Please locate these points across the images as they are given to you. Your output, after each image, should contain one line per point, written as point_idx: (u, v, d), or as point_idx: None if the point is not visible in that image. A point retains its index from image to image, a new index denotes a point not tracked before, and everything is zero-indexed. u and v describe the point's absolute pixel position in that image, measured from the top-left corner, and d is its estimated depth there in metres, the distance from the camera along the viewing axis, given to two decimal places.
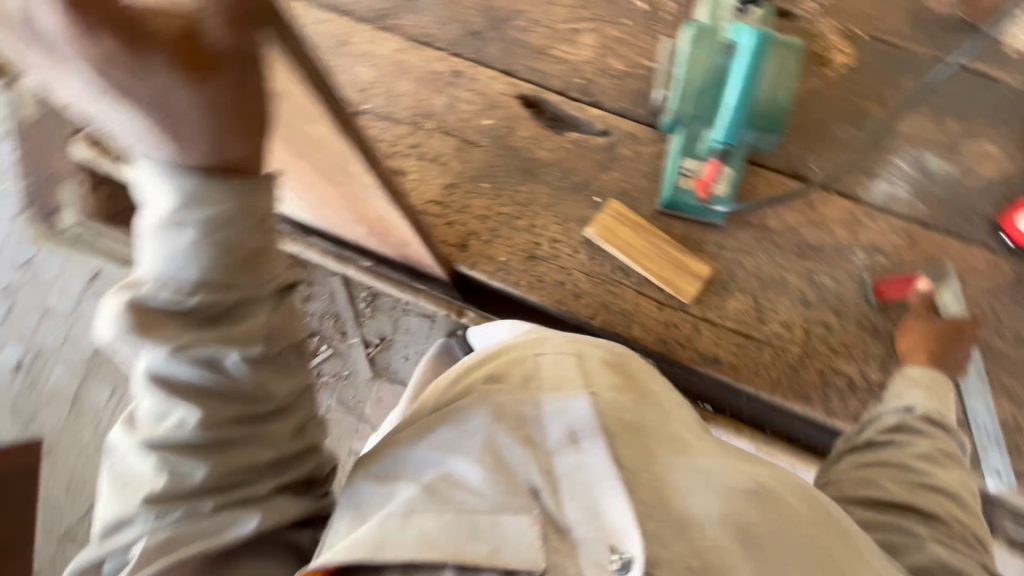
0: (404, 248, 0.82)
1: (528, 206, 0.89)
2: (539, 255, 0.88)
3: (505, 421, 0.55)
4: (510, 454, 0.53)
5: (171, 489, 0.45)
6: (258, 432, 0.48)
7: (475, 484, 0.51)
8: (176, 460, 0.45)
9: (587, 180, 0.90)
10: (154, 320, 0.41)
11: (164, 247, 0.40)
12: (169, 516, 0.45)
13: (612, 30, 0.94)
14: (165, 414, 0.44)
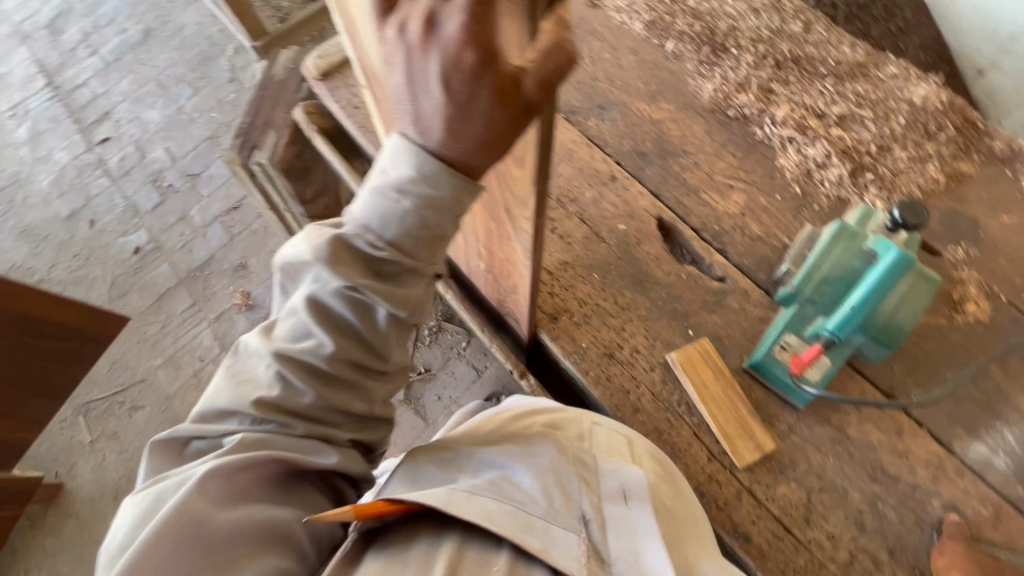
0: (508, 296, 0.89)
1: (625, 310, 0.95)
2: (617, 357, 0.92)
3: (566, 464, 0.67)
4: (569, 483, 0.64)
5: (282, 401, 0.57)
6: (356, 384, 0.61)
7: (534, 494, 0.61)
8: (295, 380, 0.57)
9: (686, 312, 0.94)
10: (347, 270, 0.54)
11: (377, 220, 0.52)
12: (269, 423, 0.57)
13: (761, 198, 1.02)
14: (305, 340, 0.57)
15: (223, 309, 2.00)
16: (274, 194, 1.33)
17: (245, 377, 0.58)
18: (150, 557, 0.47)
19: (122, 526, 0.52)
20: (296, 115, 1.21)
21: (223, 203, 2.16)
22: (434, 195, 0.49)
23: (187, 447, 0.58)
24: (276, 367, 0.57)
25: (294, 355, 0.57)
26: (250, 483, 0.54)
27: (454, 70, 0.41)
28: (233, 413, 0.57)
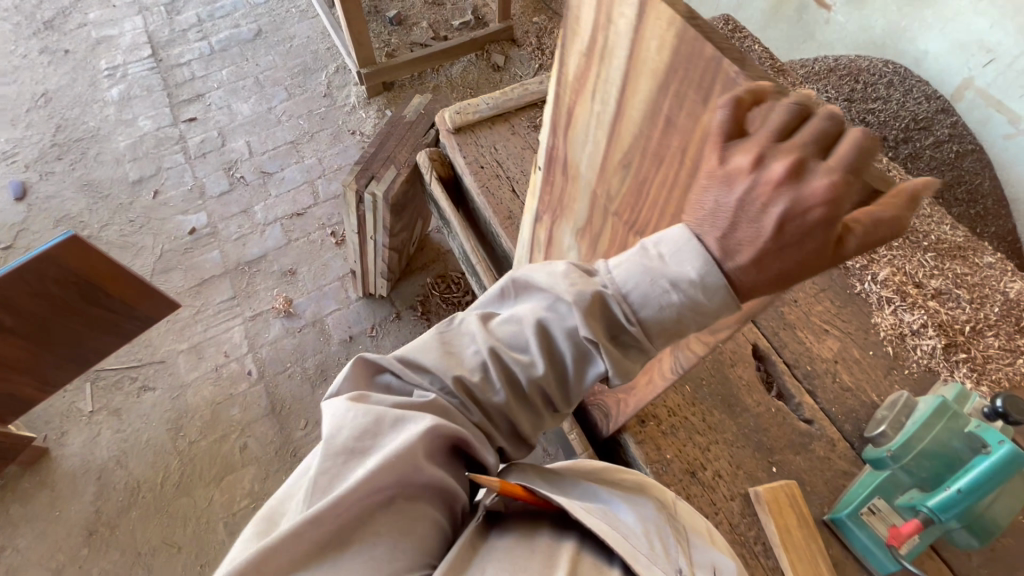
0: (610, 392, 0.92)
1: (712, 429, 0.95)
2: (698, 477, 0.91)
3: (671, 525, 0.64)
4: (669, 541, 0.60)
5: (478, 389, 0.59)
6: (532, 410, 0.63)
7: (642, 531, 0.59)
8: (496, 381, 0.59)
9: (771, 447, 0.94)
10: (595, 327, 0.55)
11: (637, 285, 0.53)
12: (455, 398, 0.59)
13: (854, 351, 1.04)
14: (523, 360, 0.59)
15: (260, 309, 1.98)
16: (369, 222, 1.36)
17: (454, 351, 0.60)
18: (376, 483, 0.49)
19: (332, 433, 0.52)
20: (419, 158, 1.25)
21: (288, 207, 2.19)
22: (699, 303, 0.52)
23: (379, 382, 0.60)
24: (487, 368, 0.59)
25: (507, 364, 0.59)
26: (444, 449, 0.56)
27: (796, 219, 0.44)
28: (434, 374, 0.59)
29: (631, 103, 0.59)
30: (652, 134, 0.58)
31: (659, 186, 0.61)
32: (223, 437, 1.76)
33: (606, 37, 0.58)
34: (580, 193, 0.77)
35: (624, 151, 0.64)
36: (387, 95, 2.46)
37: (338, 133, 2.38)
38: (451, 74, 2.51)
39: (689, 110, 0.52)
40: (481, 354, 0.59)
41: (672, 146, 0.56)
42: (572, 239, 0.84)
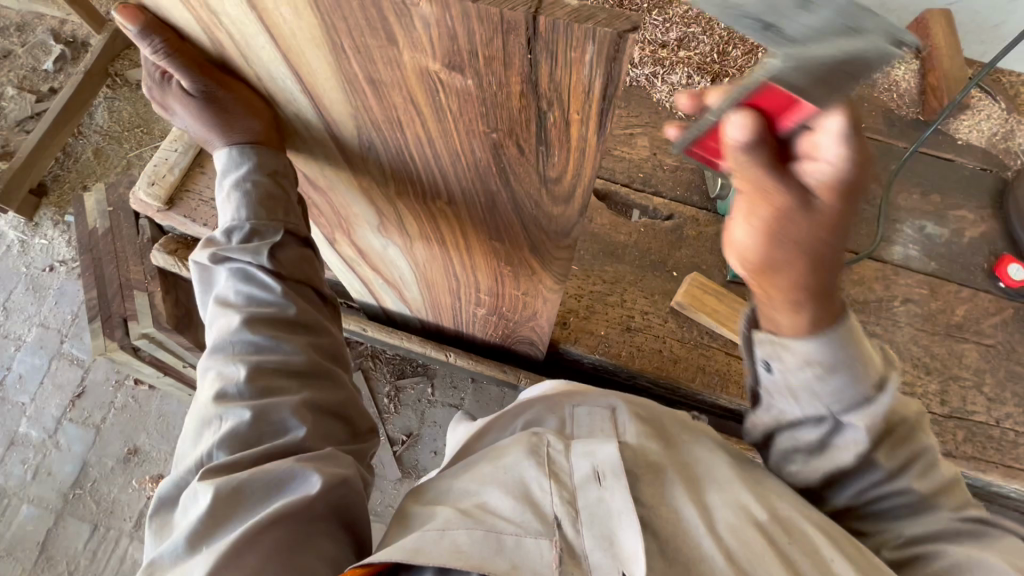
0: (522, 327, 0.84)
1: (615, 282, 0.99)
2: (635, 326, 0.96)
3: (541, 455, 0.50)
4: (542, 484, 0.47)
5: (221, 391, 0.45)
6: (290, 351, 0.48)
7: (506, 509, 0.45)
8: (224, 364, 0.47)
9: (662, 259, 1.01)
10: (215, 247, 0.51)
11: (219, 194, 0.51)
12: (226, 419, 0.44)
13: (660, 133, 1.10)
14: (219, 321, 0.49)
15: (137, 511, 1.62)
16: (168, 358, 1.09)
17: (197, 410, 0.47)
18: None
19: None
20: (156, 260, 0.98)
21: (60, 397, 1.72)
22: (243, 170, 0.49)
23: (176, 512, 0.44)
24: (211, 369, 0.47)
25: (222, 354, 0.47)
26: (261, 562, 0.38)
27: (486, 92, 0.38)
28: (200, 432, 0.45)
29: (318, 87, 0.43)
30: (369, 109, 0.44)
31: (417, 149, 0.47)
32: None
33: (229, 34, 0.40)
34: (347, 198, 0.61)
35: (352, 136, 0.48)
36: (49, 201, 1.88)
37: (35, 281, 1.82)
38: (100, 125, 1.95)
39: (392, 63, 0.38)
40: (205, 368, 0.49)
41: (399, 105, 0.42)
42: (372, 234, 0.68)
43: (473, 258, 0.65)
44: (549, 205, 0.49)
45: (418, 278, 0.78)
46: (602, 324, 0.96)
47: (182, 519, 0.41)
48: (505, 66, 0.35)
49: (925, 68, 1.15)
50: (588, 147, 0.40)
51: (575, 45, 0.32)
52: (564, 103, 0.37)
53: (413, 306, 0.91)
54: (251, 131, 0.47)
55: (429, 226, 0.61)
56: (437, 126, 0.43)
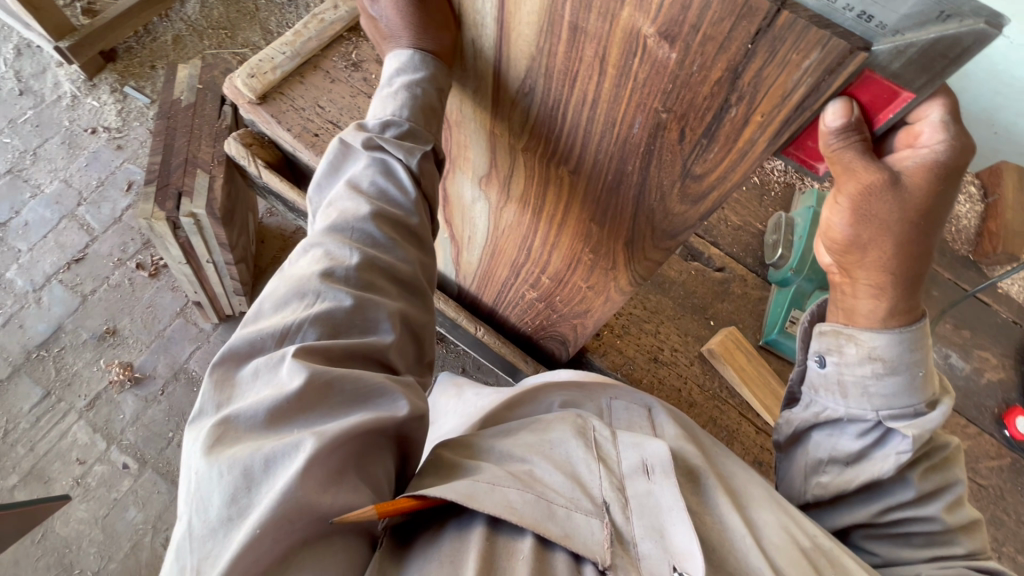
0: (564, 322, 0.86)
1: (654, 312, 1.00)
2: (661, 359, 0.96)
3: (589, 439, 0.53)
4: (587, 467, 0.50)
5: (332, 269, 0.49)
6: (399, 256, 0.54)
7: (554, 481, 0.47)
8: (339, 248, 0.50)
9: (704, 304, 1.04)
10: (370, 136, 0.57)
11: (386, 95, 0.58)
12: (325, 300, 0.47)
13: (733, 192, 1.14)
14: (344, 205, 0.54)
15: (95, 392, 1.57)
16: (199, 246, 1.08)
17: (292, 271, 0.50)
18: (256, 550, 0.36)
19: (196, 499, 0.39)
20: (229, 148, 0.98)
21: (57, 257, 1.68)
22: (419, 76, 0.54)
23: (244, 371, 0.45)
24: (323, 246, 0.51)
25: (339, 231, 0.52)
26: (346, 458, 0.42)
27: (676, 73, 0.40)
28: (293, 299, 0.47)
29: (516, 15, 0.45)
30: (554, 55, 0.46)
31: (574, 107, 0.49)
32: (135, 547, 1.43)
33: None
34: (470, 140, 0.62)
35: (517, 78, 0.51)
36: (114, 68, 1.87)
37: (73, 138, 1.79)
38: (189, 16, 1.96)
39: (605, 15, 0.40)
40: (312, 242, 0.52)
41: (585, 59, 0.44)
42: (469, 183, 0.70)
43: (560, 238, 0.67)
44: (674, 202, 0.52)
45: (488, 244, 0.79)
46: (631, 347, 0.96)
47: (263, 386, 0.43)
48: (716, 46, 0.37)
49: (987, 214, 1.20)
50: (748, 152, 0.43)
51: (806, 44, 0.34)
52: (755, 102, 0.39)
53: (463, 271, 0.92)
54: (438, 39, 0.53)
55: (537, 192, 0.63)
56: (611, 91, 0.45)
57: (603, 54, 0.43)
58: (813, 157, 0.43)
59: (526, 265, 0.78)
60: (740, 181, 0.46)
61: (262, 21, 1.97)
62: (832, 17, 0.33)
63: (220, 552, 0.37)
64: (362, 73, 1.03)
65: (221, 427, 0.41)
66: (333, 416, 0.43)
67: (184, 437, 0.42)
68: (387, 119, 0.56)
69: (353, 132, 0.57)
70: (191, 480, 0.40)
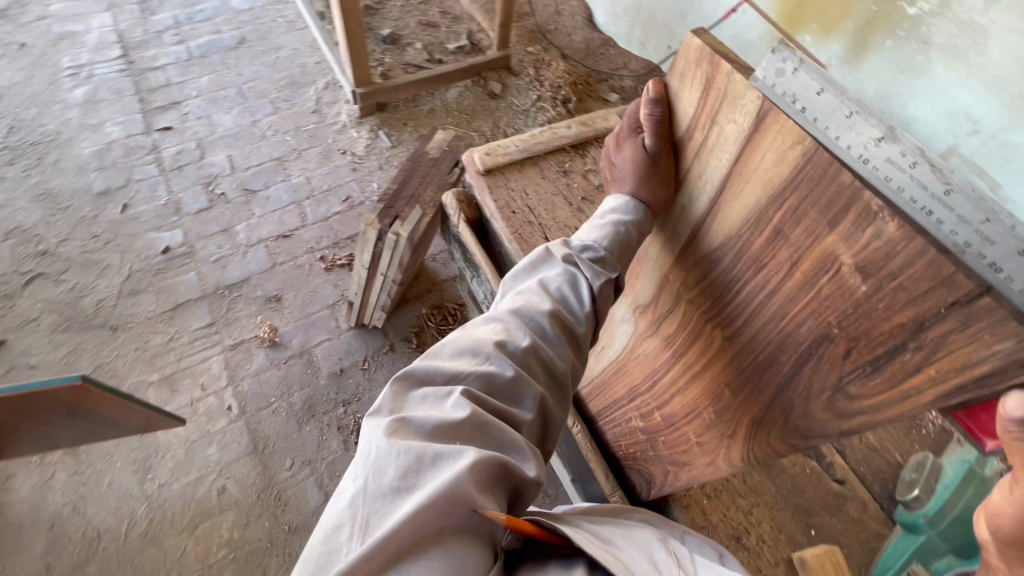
0: (657, 463, 0.88)
1: (753, 491, 0.95)
2: (744, 542, 0.90)
3: (671, 545, 0.65)
4: (668, 562, 0.61)
5: (505, 342, 0.64)
6: (558, 352, 0.67)
7: (641, 560, 0.59)
8: (516, 329, 0.65)
9: (809, 509, 0.95)
10: (570, 253, 0.73)
11: (591, 230, 0.75)
12: (492, 363, 0.62)
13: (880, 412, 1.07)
14: (530, 297, 0.69)
15: (241, 338, 1.85)
16: (384, 260, 1.30)
17: (473, 332, 0.66)
18: (422, 517, 0.48)
19: (372, 467, 0.51)
20: (445, 198, 1.21)
21: (273, 228, 2.08)
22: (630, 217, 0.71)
23: (416, 392, 0.59)
24: (502, 323, 0.66)
25: (520, 316, 0.67)
26: (485, 477, 0.53)
27: (856, 300, 0.51)
28: (468, 355, 0.62)
29: (735, 207, 0.61)
30: (758, 246, 0.60)
31: (752, 289, 0.62)
32: (199, 479, 1.63)
33: (704, 136, 0.62)
34: (644, 276, 0.80)
35: (710, 248, 0.66)
36: (380, 116, 2.39)
37: (328, 152, 2.28)
38: (447, 99, 2.46)
39: (812, 234, 0.53)
40: (495, 317, 0.67)
41: (779, 258, 0.58)
42: (626, 307, 0.86)
43: (695, 386, 0.77)
44: (819, 398, 0.59)
45: (616, 361, 0.92)
46: (717, 514, 0.92)
47: (434, 406, 0.57)
48: (904, 292, 0.46)
49: None
50: (908, 386, 0.49)
51: (992, 329, 0.41)
52: (932, 358, 0.46)
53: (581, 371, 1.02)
54: (656, 191, 0.70)
55: (692, 340, 0.75)
56: (795, 289, 0.57)
57: (797, 263, 0.56)
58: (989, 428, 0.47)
59: (642, 393, 0.88)
60: (895, 410, 0.51)
61: (496, 118, 2.41)
62: (1010, 295, 0.41)
63: (389, 513, 0.48)
64: (568, 180, 1.23)
65: (399, 421, 0.54)
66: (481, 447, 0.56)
67: (365, 423, 0.55)
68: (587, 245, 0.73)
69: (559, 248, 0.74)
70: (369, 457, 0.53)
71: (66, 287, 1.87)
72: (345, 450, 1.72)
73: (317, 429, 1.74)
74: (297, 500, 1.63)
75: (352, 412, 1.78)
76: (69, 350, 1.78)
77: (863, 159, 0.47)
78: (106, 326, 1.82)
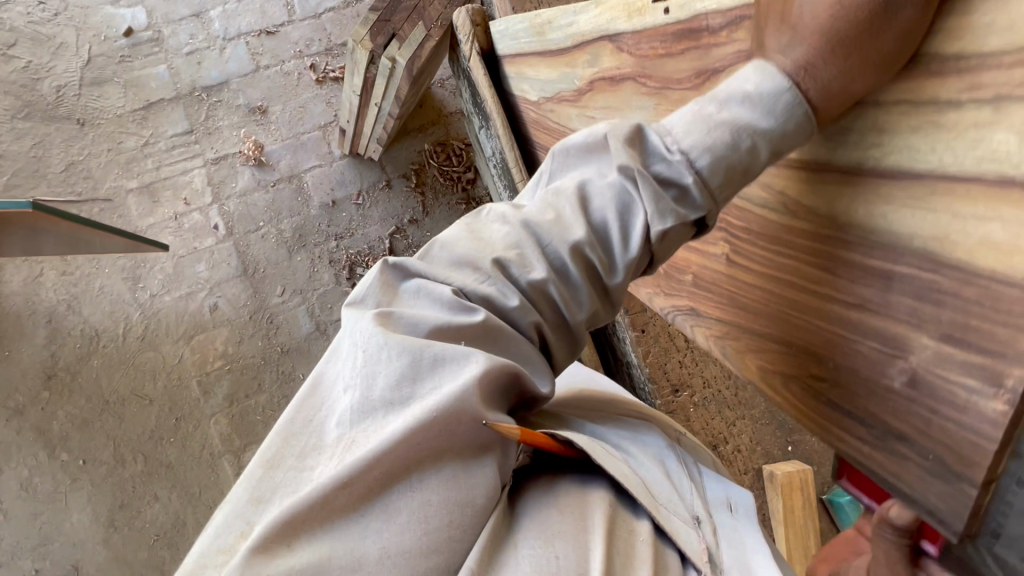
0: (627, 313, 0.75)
1: (741, 405, 0.93)
2: (720, 451, 0.90)
3: (680, 458, 0.52)
4: (680, 474, 0.49)
5: (506, 266, 0.40)
6: (580, 299, 0.42)
7: (652, 474, 0.46)
8: (530, 249, 0.41)
9: (791, 428, 0.95)
10: (633, 152, 0.39)
11: (697, 123, 0.38)
12: (493, 286, 0.40)
13: None
14: (561, 210, 0.41)
15: (224, 152, 1.68)
16: (377, 89, 1.08)
17: (478, 233, 0.42)
18: (418, 437, 0.35)
19: (361, 372, 0.37)
20: (455, 17, 0.93)
21: (255, 20, 1.73)
22: (762, 127, 0.36)
23: (407, 284, 0.41)
24: (518, 232, 0.41)
25: (539, 235, 0.41)
26: (495, 391, 0.39)
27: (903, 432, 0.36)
28: (463, 264, 0.41)
29: (871, 217, 0.36)
30: (887, 259, 0.36)
31: (778, 324, 0.45)
32: (190, 294, 1.63)
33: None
34: None
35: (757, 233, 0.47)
36: None
37: None
38: None
39: (937, 308, 0.33)
40: (508, 217, 0.42)
41: (864, 313, 0.38)
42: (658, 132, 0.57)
43: (710, 313, 0.54)
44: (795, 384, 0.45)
45: None
46: (699, 423, 0.90)
47: (432, 307, 0.40)
48: (926, 431, 0.35)
49: None
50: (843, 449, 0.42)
51: (943, 507, 0.34)
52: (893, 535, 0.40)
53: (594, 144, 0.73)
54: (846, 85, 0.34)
55: (733, 268, 0.50)
56: (891, 294, 0.36)
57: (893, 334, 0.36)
58: (877, 493, 0.44)
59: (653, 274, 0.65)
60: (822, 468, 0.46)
61: None
62: None
63: (381, 428, 0.36)
64: None
65: (382, 322, 0.38)
66: None
67: (345, 312, 0.40)
68: (670, 156, 0.38)
69: (620, 136, 0.39)
70: (353, 354, 0.39)
71: (17, 65, 1.63)
72: (336, 284, 1.69)
73: (308, 259, 1.69)
74: (289, 325, 1.66)
75: (345, 247, 1.71)
76: (36, 142, 1.62)
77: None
78: (72, 119, 1.64)
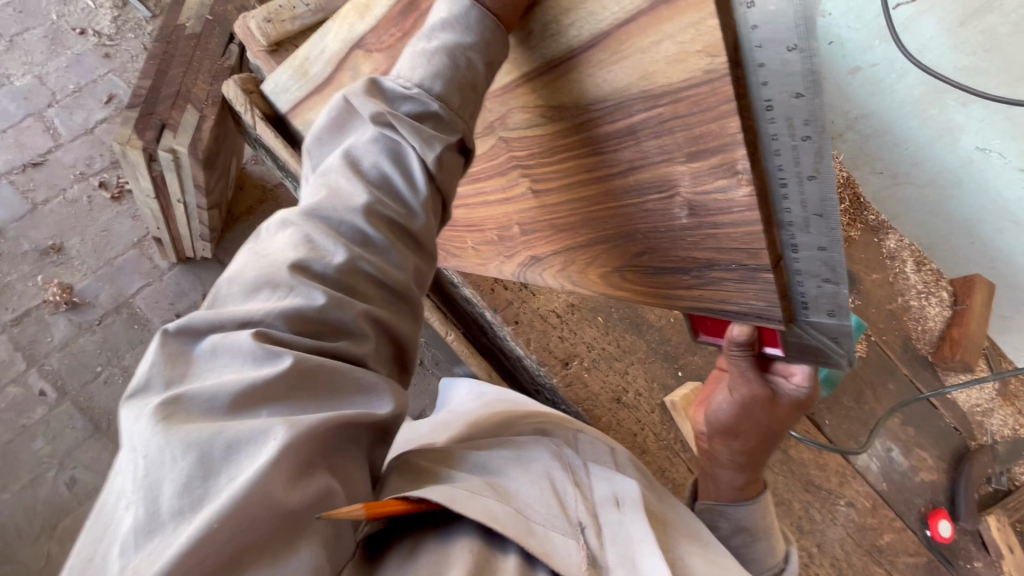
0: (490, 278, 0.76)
1: (626, 353, 0.99)
2: (623, 401, 0.95)
3: (564, 462, 0.55)
4: (563, 482, 0.51)
5: (309, 262, 0.40)
6: (391, 258, 0.43)
7: (530, 496, 0.48)
8: (322, 238, 0.41)
9: (675, 354, 1.01)
10: (379, 103, 0.44)
11: (418, 60, 0.44)
12: (297, 294, 0.39)
13: None
14: (333, 184, 0.42)
15: (26, 308, 1.46)
16: (171, 185, 1.00)
17: (265, 252, 0.41)
18: (229, 527, 0.32)
19: (143, 488, 0.33)
20: (226, 90, 0.90)
21: (13, 156, 1.54)
22: (467, 40, 0.43)
23: (199, 347, 0.38)
24: (301, 229, 0.41)
25: (332, 222, 0.42)
26: (315, 450, 0.37)
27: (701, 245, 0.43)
28: (258, 287, 0.39)
29: (588, 89, 0.43)
30: (625, 119, 0.42)
31: (592, 211, 0.50)
32: (35, 480, 1.34)
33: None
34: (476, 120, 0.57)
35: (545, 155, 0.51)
36: None
37: (57, 35, 1.66)
38: None
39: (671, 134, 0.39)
40: (291, 222, 0.42)
41: (605, 183, 0.47)
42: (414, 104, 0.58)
43: (545, 243, 0.60)
44: (637, 259, 0.50)
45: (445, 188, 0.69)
46: (597, 384, 0.95)
47: (231, 363, 0.37)
48: (720, 246, 0.42)
49: (952, 320, 1.24)
50: (704, 292, 0.47)
51: (765, 294, 0.42)
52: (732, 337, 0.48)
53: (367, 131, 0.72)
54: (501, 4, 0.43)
55: (546, 200, 0.54)
56: (636, 163, 0.43)
57: (659, 177, 0.42)
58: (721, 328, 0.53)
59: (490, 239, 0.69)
60: (685, 311, 0.51)
61: None
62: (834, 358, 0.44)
63: (171, 543, 0.31)
64: None
65: (167, 414, 0.34)
66: (314, 408, 0.38)
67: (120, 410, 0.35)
68: (411, 91, 0.44)
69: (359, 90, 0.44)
70: (132, 462, 0.33)
71: None
72: None
73: None
74: None
75: None
76: None
77: (769, 106, 0.34)
78: None
